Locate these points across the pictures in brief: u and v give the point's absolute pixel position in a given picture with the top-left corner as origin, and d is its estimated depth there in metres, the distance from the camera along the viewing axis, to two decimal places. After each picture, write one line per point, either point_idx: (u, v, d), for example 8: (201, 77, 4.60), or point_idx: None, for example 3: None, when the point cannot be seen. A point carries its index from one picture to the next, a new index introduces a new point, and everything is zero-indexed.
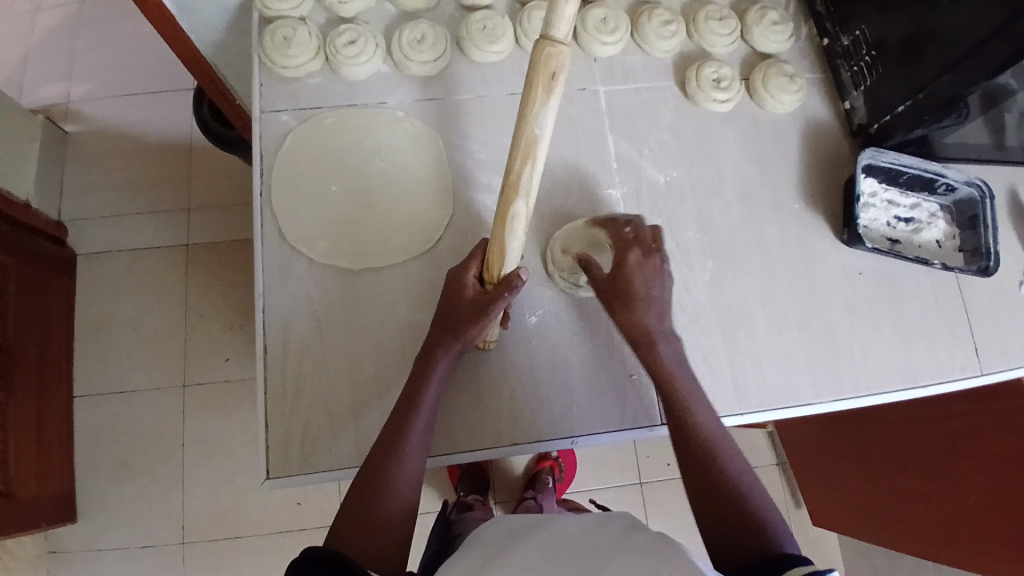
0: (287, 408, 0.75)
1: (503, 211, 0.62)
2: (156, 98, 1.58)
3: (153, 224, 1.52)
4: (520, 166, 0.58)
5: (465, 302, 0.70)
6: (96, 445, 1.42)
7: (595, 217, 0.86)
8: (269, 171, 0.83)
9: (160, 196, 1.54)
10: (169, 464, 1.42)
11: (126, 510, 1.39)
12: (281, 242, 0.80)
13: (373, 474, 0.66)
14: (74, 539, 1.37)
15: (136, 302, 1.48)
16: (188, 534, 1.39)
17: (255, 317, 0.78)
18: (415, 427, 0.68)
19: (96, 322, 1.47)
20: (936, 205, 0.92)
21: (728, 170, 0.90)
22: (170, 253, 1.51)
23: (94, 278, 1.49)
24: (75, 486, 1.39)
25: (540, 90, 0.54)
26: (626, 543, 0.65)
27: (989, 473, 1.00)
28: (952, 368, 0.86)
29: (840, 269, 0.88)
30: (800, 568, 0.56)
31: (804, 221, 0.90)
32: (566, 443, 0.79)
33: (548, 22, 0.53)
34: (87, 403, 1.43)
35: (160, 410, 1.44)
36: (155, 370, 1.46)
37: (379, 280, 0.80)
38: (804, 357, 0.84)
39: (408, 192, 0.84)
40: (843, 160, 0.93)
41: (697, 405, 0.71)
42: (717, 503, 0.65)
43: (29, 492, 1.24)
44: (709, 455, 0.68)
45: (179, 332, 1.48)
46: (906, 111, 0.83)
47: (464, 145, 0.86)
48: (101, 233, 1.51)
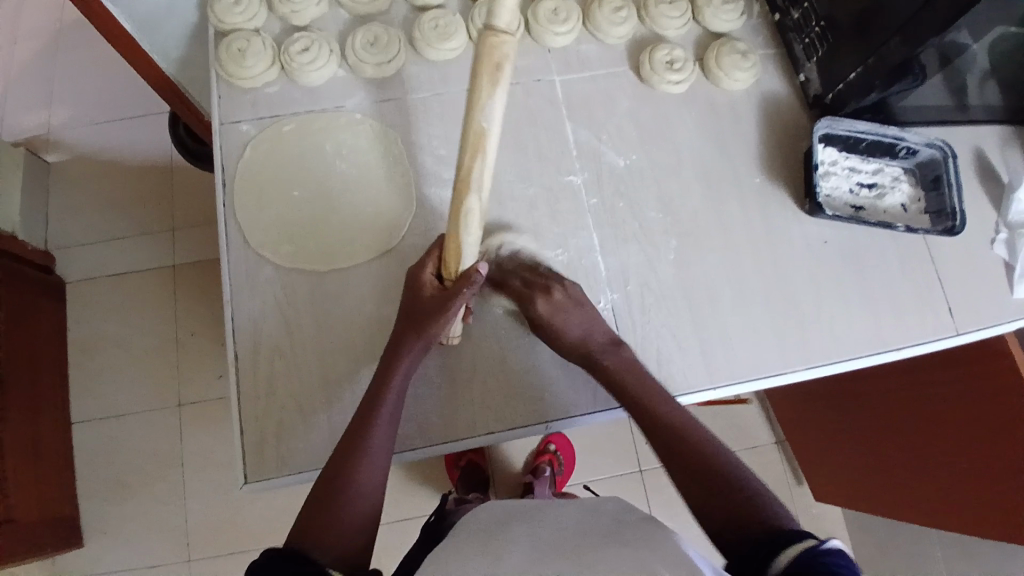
0: (262, 412, 0.76)
1: (457, 207, 0.61)
2: (132, 121, 1.59)
3: (138, 247, 1.53)
4: (470, 160, 0.56)
5: (425, 299, 0.71)
6: (95, 469, 1.42)
7: (559, 205, 0.87)
8: (232, 181, 0.84)
9: (143, 218, 1.54)
10: (169, 483, 1.42)
11: (129, 531, 1.40)
12: (247, 249, 0.81)
13: (340, 469, 0.67)
14: (79, 564, 1.38)
15: (126, 325, 1.49)
16: (192, 550, 1.39)
17: (225, 325, 0.78)
18: (379, 422, 0.69)
19: (88, 347, 1.48)
20: (899, 168, 0.93)
21: (688, 150, 0.91)
22: (156, 274, 1.52)
23: (84, 304, 1.49)
24: (77, 511, 1.39)
25: (486, 81, 0.52)
26: (618, 532, 0.66)
27: (977, 437, 1.01)
28: (923, 332, 0.87)
29: (804, 240, 0.89)
30: (803, 538, 0.53)
31: (767, 194, 0.91)
32: (541, 429, 0.80)
33: (489, 10, 0.50)
34: (83, 428, 1.44)
35: (157, 429, 1.45)
36: (149, 390, 1.46)
37: (347, 280, 0.81)
38: (774, 328, 0.85)
39: (370, 193, 0.85)
40: (803, 132, 0.94)
41: (664, 402, 0.72)
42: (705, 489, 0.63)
43: (31, 520, 1.25)
44: (688, 446, 0.67)
45: (171, 352, 1.48)
46: (857, 78, 0.85)
47: (424, 142, 0.87)
48: (87, 259, 1.52)
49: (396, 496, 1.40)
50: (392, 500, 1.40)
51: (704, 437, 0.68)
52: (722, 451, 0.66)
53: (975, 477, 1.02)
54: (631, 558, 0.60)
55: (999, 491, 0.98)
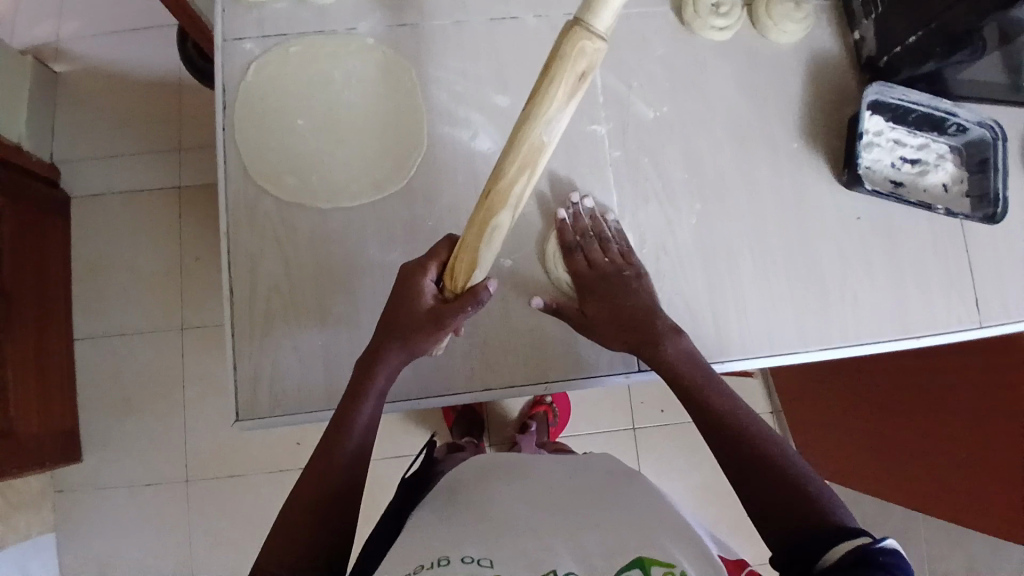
0: (257, 349, 0.74)
1: (481, 218, 0.53)
2: (141, 34, 1.51)
3: (144, 165, 1.48)
4: (516, 174, 0.48)
5: (419, 307, 0.64)
6: (98, 386, 1.43)
7: (579, 156, 0.82)
8: (233, 104, 0.79)
9: (150, 135, 1.49)
10: (169, 405, 1.43)
11: (130, 448, 1.42)
12: (247, 179, 0.77)
13: (311, 477, 0.62)
14: (81, 476, 1.41)
15: (130, 246, 1.46)
16: (189, 471, 1.42)
17: (222, 257, 0.75)
18: (358, 425, 0.64)
19: (93, 266, 1.46)
20: (946, 145, 0.86)
21: (723, 106, 0.85)
22: (161, 195, 1.48)
23: (88, 222, 1.46)
24: (79, 426, 1.41)
25: (562, 92, 0.43)
26: (616, 496, 0.64)
27: (991, 437, 0.97)
28: (948, 321, 0.82)
29: (835, 213, 0.84)
30: (857, 538, 0.49)
31: (802, 161, 0.84)
32: (539, 389, 0.78)
33: (587, 7, 0.41)
34: (86, 346, 1.44)
35: (159, 353, 1.45)
36: (152, 313, 1.45)
37: (349, 219, 0.77)
38: (790, 306, 0.81)
39: (379, 130, 0.79)
40: (849, 96, 0.87)
41: (721, 391, 0.66)
42: (761, 488, 0.58)
43: (34, 433, 1.27)
44: (746, 439, 0.61)
45: (174, 276, 1.46)
46: (917, 43, 0.77)
47: (440, 76, 0.81)
48: (93, 173, 1.47)
49: (391, 435, 1.41)
50: (387, 439, 1.41)
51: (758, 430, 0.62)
52: (782, 452, 0.60)
53: (977, 473, 0.99)
54: (633, 528, 0.57)
55: (1010, 492, 0.94)
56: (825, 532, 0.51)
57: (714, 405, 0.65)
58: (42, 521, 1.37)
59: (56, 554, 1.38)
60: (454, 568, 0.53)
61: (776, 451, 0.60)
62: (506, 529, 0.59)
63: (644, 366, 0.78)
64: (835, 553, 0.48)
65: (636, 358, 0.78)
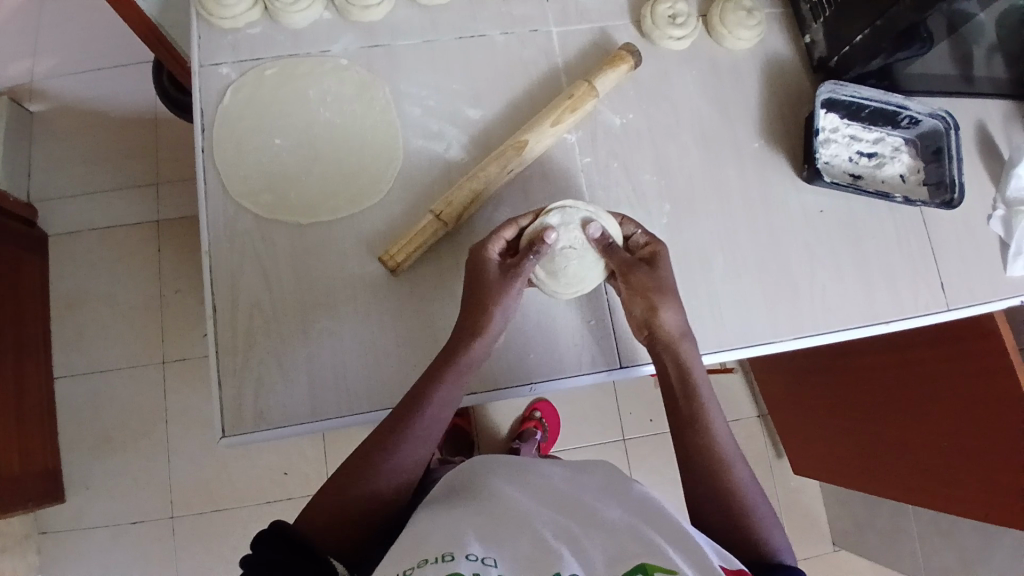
0: (240, 366, 0.74)
1: (509, 150, 0.78)
2: (117, 71, 1.52)
3: (122, 200, 1.48)
4: (535, 130, 0.79)
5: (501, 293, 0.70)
6: (80, 425, 1.41)
7: (551, 163, 0.84)
8: (211, 127, 0.80)
9: (127, 171, 1.49)
10: (154, 439, 1.41)
11: (113, 486, 1.39)
12: (226, 198, 0.78)
13: (364, 463, 0.66)
14: (63, 517, 1.37)
15: (110, 280, 1.46)
16: (176, 506, 1.40)
17: (202, 276, 0.76)
18: (425, 417, 0.67)
19: (72, 301, 1.45)
20: (900, 138, 0.90)
21: (687, 111, 0.88)
22: (140, 229, 1.48)
23: (67, 258, 1.46)
24: (60, 466, 1.39)
25: (569, 107, 0.81)
26: (608, 499, 0.66)
27: (970, 421, 1.00)
28: (914, 306, 0.86)
29: (800, 207, 0.87)
30: None
31: (765, 160, 0.88)
32: (524, 390, 0.78)
33: (595, 74, 0.83)
34: (67, 383, 1.42)
35: (142, 386, 1.43)
36: (134, 347, 1.44)
37: (331, 233, 0.78)
38: (764, 299, 0.84)
39: (355, 145, 0.81)
40: (805, 97, 0.91)
41: (714, 415, 0.69)
42: (719, 520, 0.65)
43: (14, 474, 1.24)
44: (718, 466, 0.67)
45: (155, 308, 1.46)
46: (863, 42, 0.82)
47: (413, 93, 0.84)
48: (71, 211, 1.47)
49: None
50: None
51: (734, 465, 0.67)
52: (748, 489, 0.66)
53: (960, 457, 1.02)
54: (629, 531, 0.59)
55: (992, 475, 0.97)
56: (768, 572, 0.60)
57: (700, 425, 0.68)
58: (25, 569, 1.33)
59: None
60: (458, 564, 0.54)
61: (742, 483, 0.66)
62: (499, 530, 0.60)
63: (624, 362, 0.80)
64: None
65: (618, 355, 0.80)
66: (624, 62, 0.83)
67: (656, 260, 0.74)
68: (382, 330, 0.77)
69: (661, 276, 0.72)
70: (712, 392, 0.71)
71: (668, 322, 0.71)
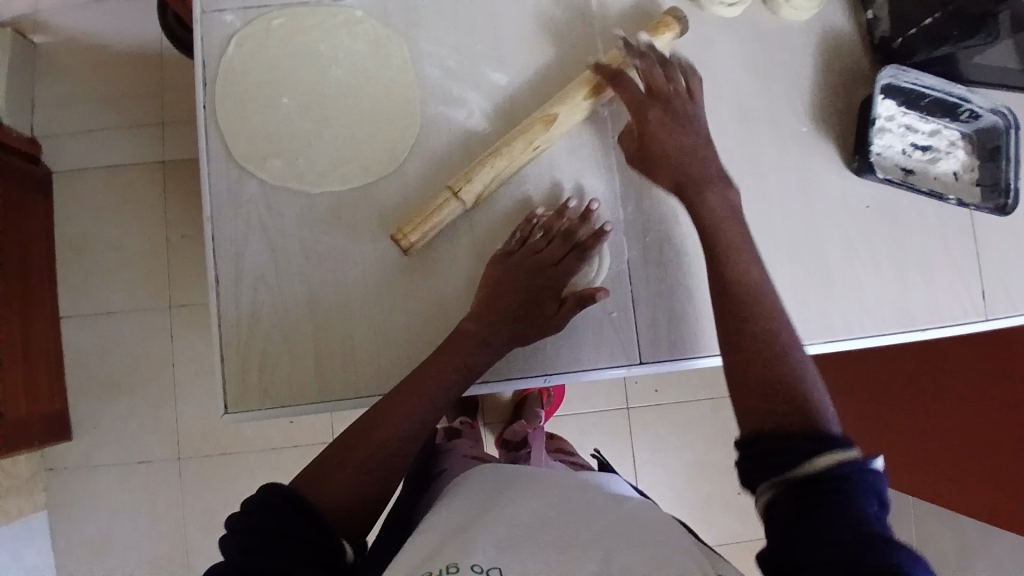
0: (244, 339, 0.71)
1: (535, 124, 0.72)
2: (122, 4, 1.43)
3: (127, 139, 1.42)
4: (565, 102, 0.73)
5: (522, 304, 0.71)
6: (87, 367, 1.40)
7: (580, 138, 0.78)
8: (214, 81, 0.74)
9: (133, 109, 1.43)
10: (160, 386, 1.41)
11: (119, 429, 1.40)
12: (229, 161, 0.73)
13: (370, 425, 0.63)
14: (70, 457, 1.39)
15: (115, 223, 1.42)
16: (183, 451, 1.40)
17: (204, 244, 0.72)
18: (438, 383, 0.66)
19: (77, 242, 1.41)
20: (957, 132, 0.82)
21: (731, 87, 0.81)
22: (145, 170, 1.42)
23: (72, 198, 1.41)
24: (68, 406, 1.39)
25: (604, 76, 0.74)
26: (611, 507, 0.66)
27: (980, 427, 0.96)
28: (953, 312, 0.80)
29: (843, 200, 0.80)
30: (837, 447, 0.49)
31: (812, 145, 0.81)
32: (538, 381, 0.75)
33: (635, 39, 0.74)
34: (73, 325, 1.41)
35: (148, 333, 1.41)
36: (141, 291, 1.41)
37: (340, 204, 0.73)
38: (796, 298, 0.78)
39: (368, 109, 0.75)
40: (860, 78, 0.83)
41: (747, 255, 0.64)
42: (750, 364, 0.58)
43: (20, 414, 1.24)
44: (751, 309, 0.61)
45: (161, 254, 1.42)
46: (933, 25, 0.75)
47: (434, 52, 0.77)
48: (77, 150, 1.42)
49: None
50: None
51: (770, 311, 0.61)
52: (787, 336, 0.60)
53: (973, 463, 0.99)
54: (639, 539, 0.58)
55: (1007, 481, 0.94)
56: (804, 442, 0.51)
57: (728, 263, 0.64)
58: (33, 505, 1.35)
59: (49, 537, 1.36)
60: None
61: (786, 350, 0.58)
62: (511, 539, 0.59)
63: (644, 358, 0.76)
64: (805, 468, 0.49)
65: (638, 350, 0.76)
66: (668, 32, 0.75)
67: (649, 132, 0.70)
68: (394, 313, 0.73)
69: (658, 151, 0.70)
70: (742, 234, 0.66)
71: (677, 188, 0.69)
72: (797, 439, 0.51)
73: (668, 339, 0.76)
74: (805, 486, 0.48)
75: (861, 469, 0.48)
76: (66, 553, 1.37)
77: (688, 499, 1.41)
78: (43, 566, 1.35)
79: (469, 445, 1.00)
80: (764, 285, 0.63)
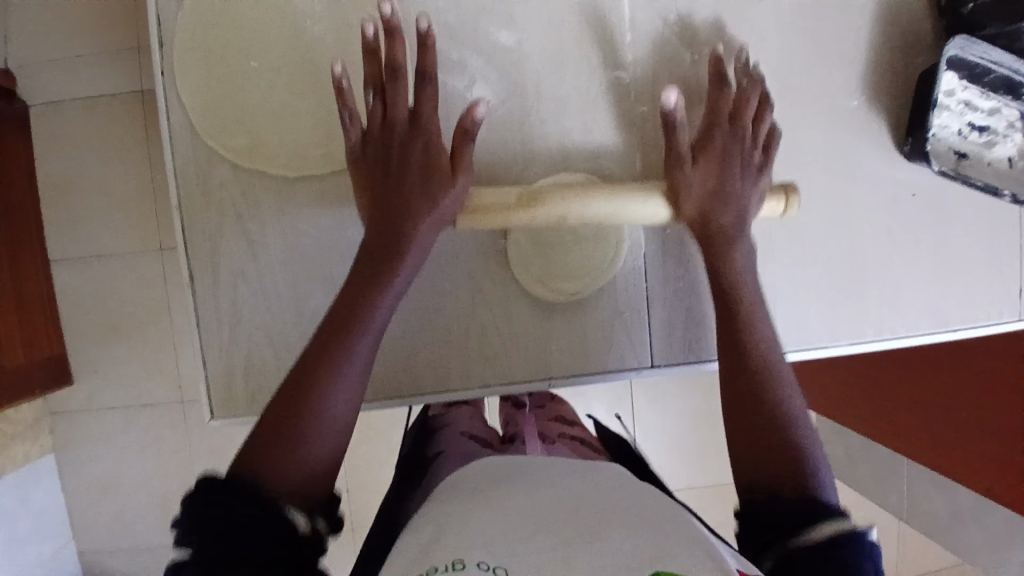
0: (227, 341, 0.65)
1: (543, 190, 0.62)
2: None
3: (102, 67, 1.20)
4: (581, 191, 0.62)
5: (414, 183, 0.60)
6: (82, 309, 1.27)
7: (596, 114, 0.68)
8: (171, 44, 0.63)
9: (105, 29, 1.19)
10: (160, 326, 1.28)
11: (123, 372, 1.29)
12: (196, 141, 0.64)
13: (294, 393, 0.53)
14: (71, 399, 1.29)
15: (97, 156, 1.23)
16: (188, 393, 1.30)
17: (176, 237, 0.64)
18: (370, 321, 0.57)
19: (60, 179, 1.23)
20: (1018, 111, 0.72)
21: (776, 54, 0.69)
22: (124, 101, 1.22)
23: (53, 131, 1.22)
24: (67, 350, 1.27)
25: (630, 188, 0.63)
26: (621, 491, 0.59)
27: (985, 405, 0.89)
28: (988, 313, 0.73)
29: (889, 189, 0.72)
30: (839, 517, 0.49)
31: (860, 125, 0.71)
32: (542, 386, 0.70)
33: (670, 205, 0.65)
34: (66, 268, 1.26)
35: (139, 276, 1.26)
36: (130, 233, 1.25)
37: (324, 192, 0.65)
38: (823, 300, 0.72)
39: (351, 76, 0.65)
40: (921, 46, 0.71)
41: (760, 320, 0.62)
42: (755, 422, 0.57)
43: (18, 361, 1.13)
44: (758, 373, 0.59)
45: (147, 194, 1.24)
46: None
47: (428, 7, 0.65)
48: (44, 59, 1.20)
49: None
50: None
51: (778, 374, 0.59)
52: (790, 392, 0.58)
53: (979, 441, 0.91)
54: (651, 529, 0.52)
55: (1008, 458, 0.87)
56: (808, 506, 0.50)
57: (742, 324, 0.61)
58: (39, 448, 1.28)
59: (60, 477, 1.32)
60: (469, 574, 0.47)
61: (790, 402, 0.57)
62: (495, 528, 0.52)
63: (656, 362, 0.71)
64: (816, 531, 0.48)
65: (650, 353, 0.70)
66: (782, 197, 0.67)
67: (703, 174, 0.64)
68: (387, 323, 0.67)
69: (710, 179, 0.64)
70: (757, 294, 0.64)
71: (702, 209, 0.64)
72: (798, 504, 0.51)
73: (683, 340, 0.71)
74: (806, 547, 0.47)
75: (863, 539, 0.48)
76: (76, 494, 1.32)
77: (708, 454, 1.35)
78: (55, 505, 1.31)
79: (468, 419, 0.91)
80: (768, 340, 0.61)
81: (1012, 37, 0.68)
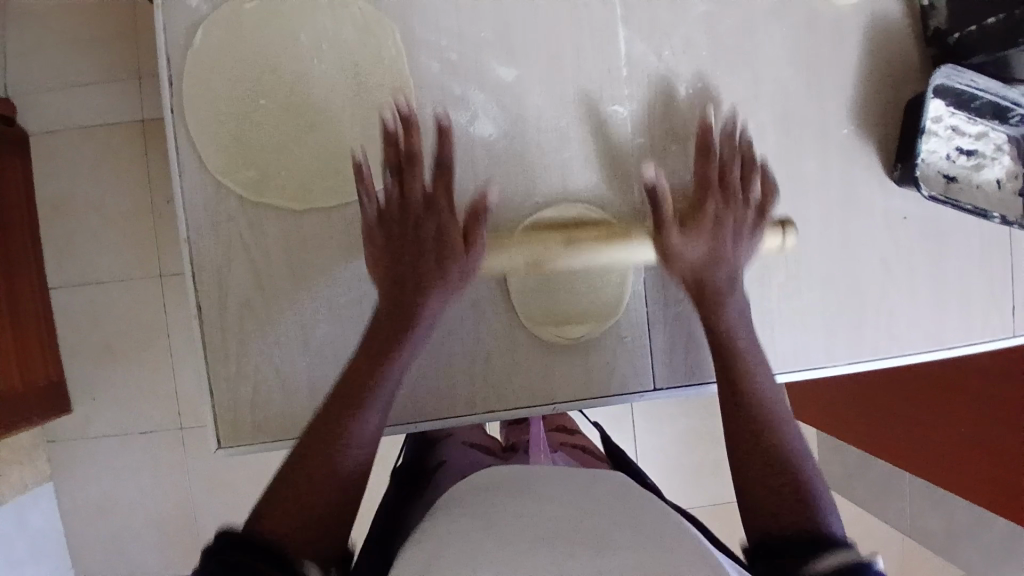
0: (233, 371, 0.66)
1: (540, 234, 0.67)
2: None
3: (102, 94, 1.22)
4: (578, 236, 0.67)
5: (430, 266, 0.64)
6: (79, 333, 1.27)
7: (594, 143, 0.70)
8: (179, 80, 0.65)
9: (106, 58, 1.21)
10: (155, 352, 1.28)
11: (120, 399, 1.28)
12: (204, 175, 0.65)
13: (323, 437, 0.58)
14: (67, 426, 1.29)
15: (96, 181, 1.24)
16: (185, 419, 1.29)
17: (183, 268, 0.65)
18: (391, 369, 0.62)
19: (57, 204, 1.24)
20: (1003, 136, 0.74)
21: (769, 83, 0.71)
22: (124, 128, 1.23)
23: (52, 157, 1.23)
24: (64, 374, 1.27)
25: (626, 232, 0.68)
26: (623, 508, 0.59)
27: (982, 418, 0.90)
28: (981, 332, 0.75)
29: (881, 212, 0.73)
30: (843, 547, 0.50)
31: (851, 151, 0.73)
32: (546, 410, 0.71)
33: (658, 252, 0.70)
34: (65, 292, 1.26)
35: (135, 300, 1.27)
36: (128, 257, 1.26)
37: (329, 223, 0.67)
38: (820, 323, 0.73)
39: (356, 111, 0.66)
40: (908, 74, 0.74)
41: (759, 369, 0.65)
42: (758, 462, 0.59)
43: (18, 386, 1.13)
44: (763, 419, 0.62)
45: (145, 218, 1.25)
46: (995, 26, 0.66)
47: (431, 42, 0.67)
48: (48, 87, 1.22)
49: None
50: None
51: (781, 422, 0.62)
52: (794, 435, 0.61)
53: (976, 454, 0.92)
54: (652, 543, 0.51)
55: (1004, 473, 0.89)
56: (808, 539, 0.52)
57: (742, 373, 0.64)
58: (36, 475, 1.27)
59: (56, 502, 1.30)
60: None
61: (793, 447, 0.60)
62: (495, 542, 0.52)
63: (659, 385, 0.71)
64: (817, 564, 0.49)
65: (652, 376, 0.71)
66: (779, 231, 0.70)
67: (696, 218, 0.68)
68: None
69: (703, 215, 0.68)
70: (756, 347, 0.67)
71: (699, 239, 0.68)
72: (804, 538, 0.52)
73: (685, 363, 0.71)
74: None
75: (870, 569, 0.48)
76: (72, 519, 1.31)
77: (709, 470, 1.35)
78: (51, 532, 1.29)
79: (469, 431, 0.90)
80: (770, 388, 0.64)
81: (996, 65, 0.70)
